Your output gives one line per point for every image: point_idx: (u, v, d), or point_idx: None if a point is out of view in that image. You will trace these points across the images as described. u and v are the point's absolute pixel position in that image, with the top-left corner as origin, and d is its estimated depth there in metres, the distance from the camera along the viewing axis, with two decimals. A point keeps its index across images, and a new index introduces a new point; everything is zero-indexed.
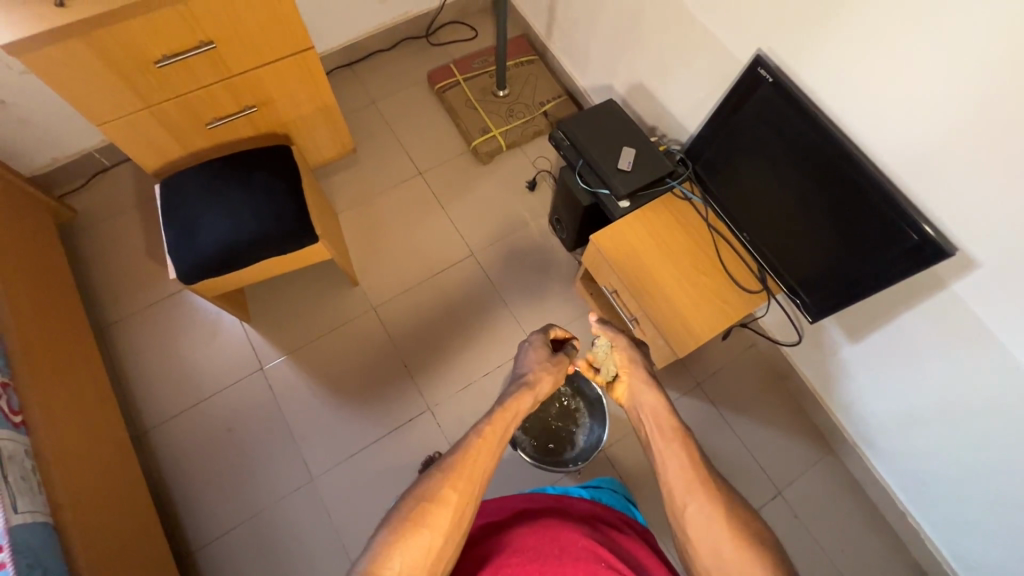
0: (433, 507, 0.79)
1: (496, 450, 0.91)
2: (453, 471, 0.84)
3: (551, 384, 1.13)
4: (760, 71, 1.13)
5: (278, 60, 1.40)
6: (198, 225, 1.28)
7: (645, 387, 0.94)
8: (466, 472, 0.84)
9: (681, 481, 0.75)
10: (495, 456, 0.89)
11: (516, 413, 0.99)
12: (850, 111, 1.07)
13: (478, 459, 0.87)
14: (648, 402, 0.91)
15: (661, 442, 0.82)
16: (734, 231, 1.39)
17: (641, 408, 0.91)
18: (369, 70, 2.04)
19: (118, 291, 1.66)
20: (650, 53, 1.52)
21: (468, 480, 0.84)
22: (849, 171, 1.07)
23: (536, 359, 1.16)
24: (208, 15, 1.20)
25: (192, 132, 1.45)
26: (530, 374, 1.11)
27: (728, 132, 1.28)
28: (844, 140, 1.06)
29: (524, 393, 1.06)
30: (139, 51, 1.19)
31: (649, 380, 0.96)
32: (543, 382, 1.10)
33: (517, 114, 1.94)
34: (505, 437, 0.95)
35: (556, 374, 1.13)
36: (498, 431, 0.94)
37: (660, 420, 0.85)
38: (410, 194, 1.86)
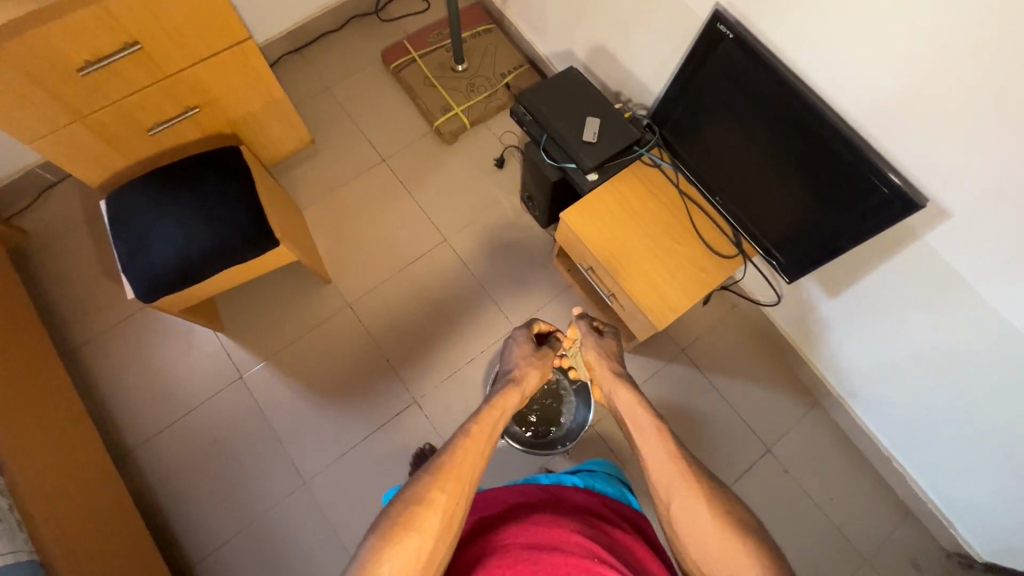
0: (421, 510, 0.78)
1: (484, 450, 0.91)
2: (442, 472, 0.84)
3: (539, 378, 1.17)
4: (720, 28, 1.08)
5: (214, 55, 1.31)
6: (151, 240, 1.22)
7: (616, 382, 1.07)
8: (455, 472, 0.84)
9: (662, 476, 0.82)
10: (482, 457, 0.89)
11: (502, 412, 1.01)
12: (815, 60, 1.03)
13: (466, 459, 0.87)
14: (625, 399, 1.02)
15: (644, 439, 0.90)
16: (707, 196, 1.34)
17: (618, 408, 1.02)
18: (319, 53, 1.93)
19: (82, 312, 1.61)
20: (609, 14, 1.45)
21: (458, 480, 0.83)
22: (816, 125, 1.03)
23: (520, 354, 1.20)
24: (128, 14, 1.11)
25: (134, 141, 1.37)
26: (516, 372, 1.15)
27: (691, 94, 1.23)
28: (811, 93, 1.02)
29: (512, 389, 1.09)
30: (58, 59, 1.11)
31: (619, 376, 1.09)
32: (528, 377, 1.14)
33: (478, 89, 1.86)
34: (494, 436, 0.95)
35: (542, 368, 1.18)
36: (484, 431, 0.94)
37: (640, 419, 0.94)
38: (376, 181, 1.80)
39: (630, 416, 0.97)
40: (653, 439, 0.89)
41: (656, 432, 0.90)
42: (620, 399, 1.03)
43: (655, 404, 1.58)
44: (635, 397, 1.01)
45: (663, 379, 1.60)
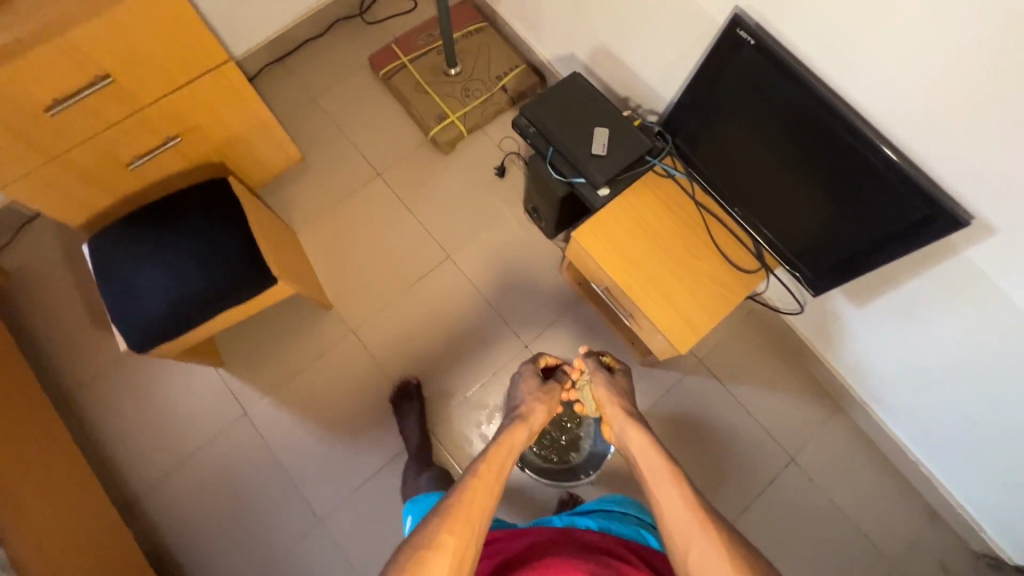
0: (430, 556, 0.72)
1: (496, 488, 0.84)
2: (451, 513, 0.78)
3: (546, 414, 1.11)
4: (740, 33, 1.00)
5: (192, 80, 1.22)
6: (140, 289, 1.15)
7: (627, 423, 1.03)
8: (464, 513, 0.78)
9: (681, 527, 0.78)
10: (494, 496, 0.83)
11: (512, 448, 0.95)
12: (845, 67, 0.96)
13: (475, 499, 0.80)
14: (637, 441, 0.97)
15: (659, 485, 0.85)
16: (725, 207, 1.27)
17: (631, 451, 0.98)
18: (303, 62, 1.83)
19: (74, 354, 1.54)
20: (612, 14, 1.36)
21: (467, 522, 0.77)
22: (847, 138, 0.97)
23: (528, 390, 1.16)
24: (95, 45, 1.02)
25: (114, 177, 1.28)
26: (523, 407, 1.10)
27: (706, 101, 1.16)
28: (840, 103, 0.96)
29: (520, 424, 1.03)
30: (24, 101, 1.02)
31: (630, 416, 1.05)
32: (536, 412, 1.08)
33: (474, 94, 1.77)
34: (504, 472, 0.89)
35: (549, 404, 1.13)
36: (494, 468, 0.88)
37: (655, 464, 0.90)
38: (372, 198, 1.72)
39: (645, 460, 0.92)
40: (670, 486, 0.84)
41: (674, 479, 0.86)
42: (632, 440, 0.99)
43: (674, 418, 1.54)
44: (647, 438, 0.97)
45: (681, 392, 1.56)
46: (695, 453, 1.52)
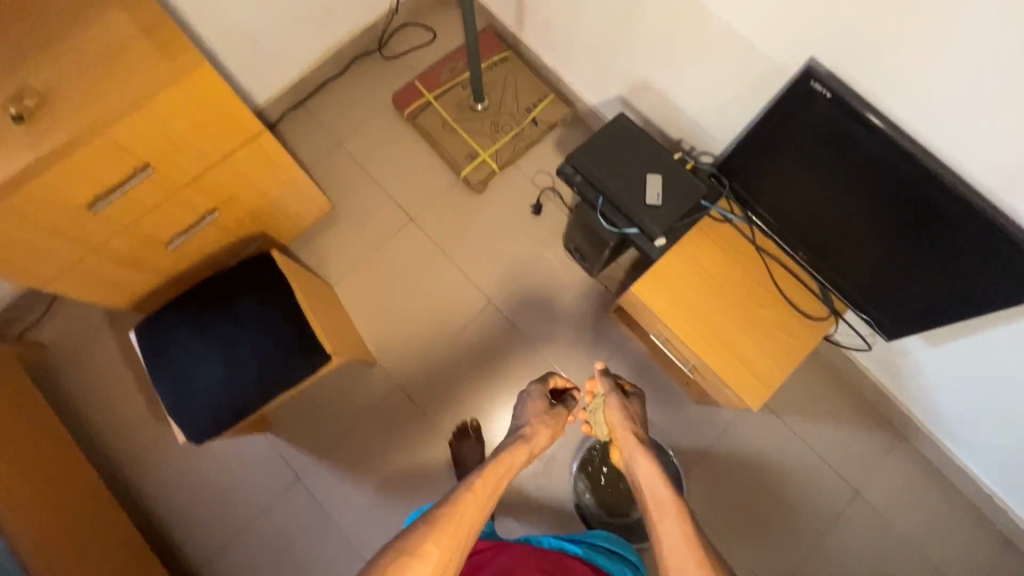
0: (411, 562, 0.71)
1: (486, 504, 0.83)
2: (440, 521, 0.76)
3: (549, 437, 1.10)
4: (815, 86, 0.94)
5: (230, 154, 1.17)
6: (192, 381, 1.11)
7: (637, 451, 1.02)
8: (453, 523, 0.77)
9: (680, 562, 0.76)
10: (485, 511, 0.82)
11: (509, 467, 0.94)
12: (935, 122, 0.91)
13: (468, 510, 0.79)
14: (647, 471, 0.95)
15: (662, 517, 0.84)
16: (789, 251, 1.23)
17: (637, 480, 0.96)
18: (324, 105, 1.77)
19: (119, 428, 1.51)
20: (656, 49, 1.30)
21: (454, 535, 0.76)
22: (935, 192, 0.92)
23: (534, 412, 1.14)
24: (135, 137, 0.98)
25: (153, 257, 1.24)
26: (527, 427, 1.09)
27: (770, 150, 1.10)
28: (929, 159, 0.91)
29: (520, 445, 1.03)
30: (67, 201, 0.98)
31: (641, 444, 1.03)
32: (539, 435, 1.08)
33: (503, 128, 1.71)
34: (498, 491, 0.88)
35: (554, 427, 1.12)
36: (488, 486, 0.87)
37: (662, 495, 0.88)
38: (407, 245, 1.67)
39: (651, 489, 0.91)
40: (670, 518, 0.83)
41: (676, 510, 0.85)
42: (641, 469, 0.97)
43: (733, 458, 1.51)
44: (658, 472, 0.95)
45: (739, 430, 1.53)
46: (757, 492, 1.49)
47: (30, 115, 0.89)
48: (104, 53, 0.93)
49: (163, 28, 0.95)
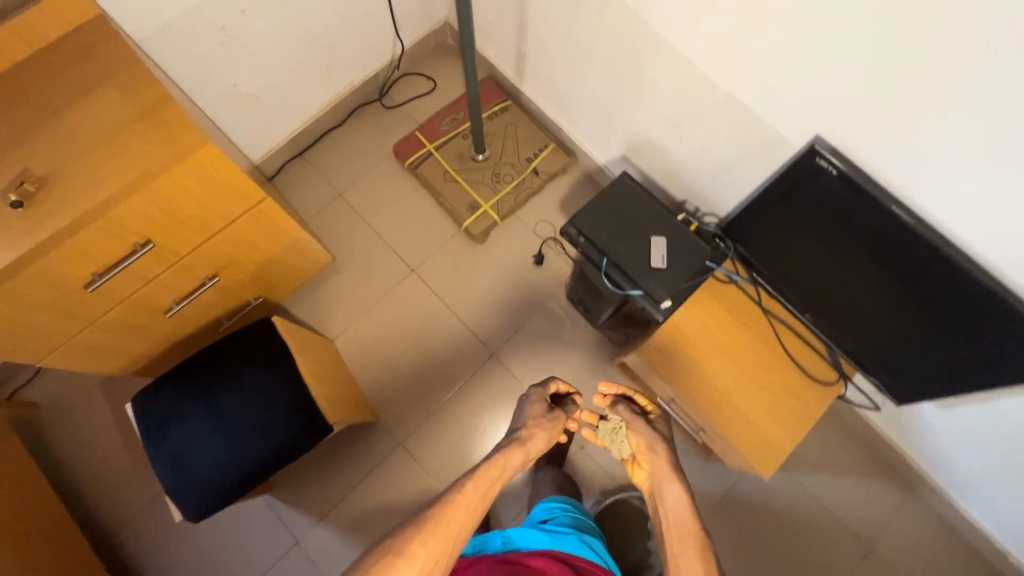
0: (399, 563, 0.74)
1: (477, 512, 0.84)
2: (429, 526, 0.78)
3: (545, 443, 1.05)
4: (820, 162, 0.96)
5: (232, 223, 1.16)
6: (190, 456, 1.08)
7: (668, 476, 0.98)
8: (442, 529, 0.79)
9: None
10: (472, 519, 0.83)
11: (501, 472, 0.93)
12: (936, 201, 0.91)
13: (456, 517, 0.81)
14: (675, 500, 0.94)
15: (682, 548, 0.85)
16: (795, 313, 1.22)
17: (664, 504, 0.95)
18: (324, 155, 1.77)
19: (112, 490, 1.47)
20: (657, 110, 1.30)
21: (443, 537, 0.78)
22: (942, 269, 0.91)
23: (532, 413, 1.08)
24: (135, 215, 0.97)
25: (151, 324, 1.22)
26: (524, 429, 1.04)
27: (775, 217, 1.10)
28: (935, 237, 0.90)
29: (514, 449, 0.99)
30: (65, 281, 0.97)
31: (671, 468, 1.00)
32: (534, 438, 1.03)
33: (504, 179, 1.71)
34: (489, 496, 0.88)
35: (551, 432, 1.06)
36: (479, 491, 0.87)
37: (683, 525, 0.89)
38: (408, 296, 1.66)
39: (676, 518, 0.90)
40: (692, 551, 0.84)
41: (696, 543, 0.85)
42: (668, 495, 0.95)
43: (742, 515, 1.48)
44: (685, 502, 0.93)
45: (747, 486, 1.51)
46: (767, 551, 1.46)
47: (29, 199, 0.88)
48: (106, 136, 0.92)
49: (168, 110, 0.95)
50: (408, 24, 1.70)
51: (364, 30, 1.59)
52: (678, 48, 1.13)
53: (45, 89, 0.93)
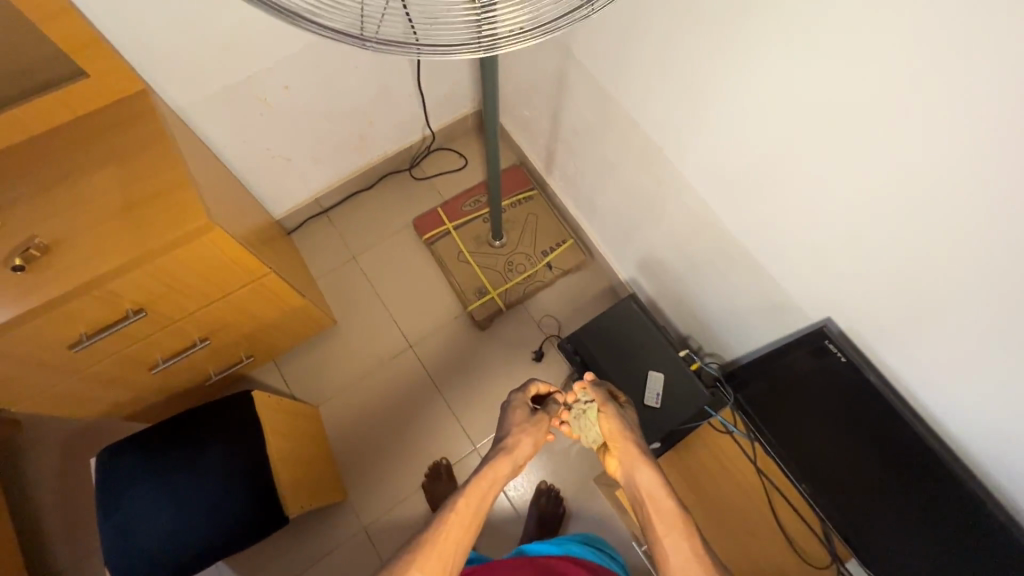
0: None
1: (468, 533, 0.71)
2: (419, 552, 0.67)
3: (535, 448, 0.86)
4: (827, 345, 0.96)
5: (231, 293, 1.16)
6: (141, 529, 1.06)
7: (638, 459, 0.81)
8: (433, 553, 0.67)
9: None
10: (469, 536, 0.71)
11: (495, 482, 0.77)
12: (951, 411, 0.87)
13: (450, 535, 0.69)
14: (650, 486, 0.77)
15: (671, 540, 0.71)
16: (791, 479, 1.14)
17: (637, 491, 0.78)
18: (346, 216, 1.79)
19: (69, 526, 1.44)
20: (674, 239, 1.28)
21: (439, 560, 0.67)
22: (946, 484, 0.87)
23: (515, 421, 0.87)
24: (131, 288, 0.98)
25: (136, 377, 1.21)
26: (508, 437, 0.84)
27: (779, 384, 1.10)
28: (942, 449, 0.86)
29: (503, 459, 0.80)
30: (52, 340, 0.98)
31: (643, 449, 0.83)
32: (522, 446, 0.83)
33: (517, 268, 1.70)
34: (484, 511, 0.74)
35: (540, 435, 0.87)
36: (470, 509, 0.72)
37: (665, 512, 0.73)
38: (400, 372, 1.63)
39: (654, 506, 0.75)
40: (683, 541, 0.71)
41: (684, 531, 0.71)
42: (642, 481, 0.78)
43: None
44: (665, 489, 0.76)
45: None
46: None
47: (31, 263, 0.90)
48: (118, 210, 0.94)
49: (183, 193, 0.96)
50: (448, 105, 1.74)
51: (402, 109, 1.63)
52: (700, 192, 1.11)
53: (78, 156, 0.97)
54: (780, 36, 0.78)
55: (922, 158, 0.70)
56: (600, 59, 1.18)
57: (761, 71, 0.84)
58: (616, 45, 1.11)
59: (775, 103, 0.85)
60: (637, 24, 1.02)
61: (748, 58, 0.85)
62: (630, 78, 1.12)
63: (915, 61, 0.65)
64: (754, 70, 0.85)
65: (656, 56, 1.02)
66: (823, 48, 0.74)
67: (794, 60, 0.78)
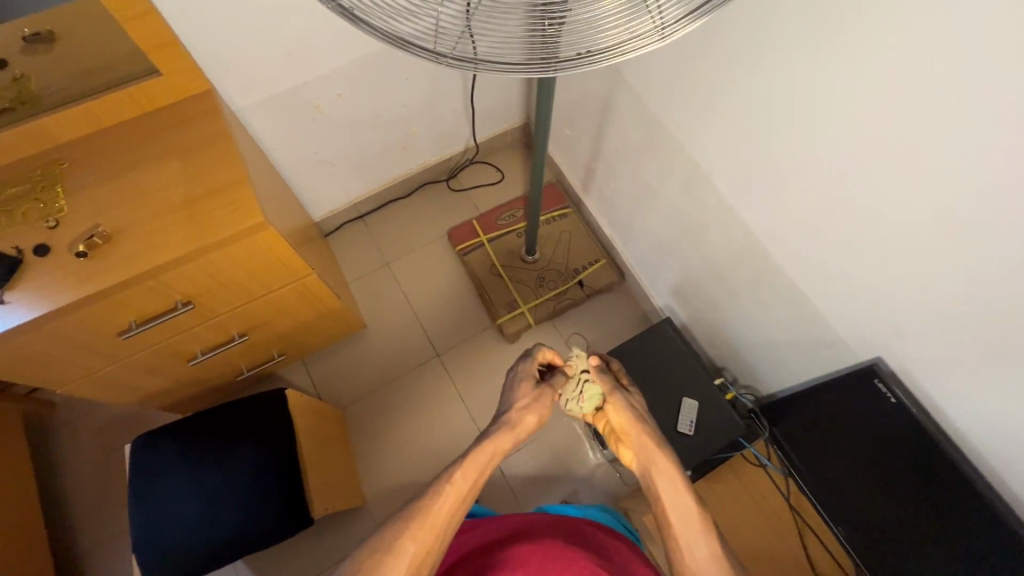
0: (388, 561, 0.64)
1: (464, 503, 0.71)
2: (416, 517, 0.67)
3: (537, 423, 0.85)
4: (877, 384, 0.93)
5: (274, 292, 1.18)
6: (170, 518, 1.07)
7: (652, 448, 0.79)
8: (431, 519, 0.67)
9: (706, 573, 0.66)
10: (463, 506, 0.71)
11: (492, 455, 0.77)
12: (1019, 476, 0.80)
13: (445, 503, 0.70)
14: (666, 476, 0.75)
15: (683, 527, 0.69)
16: (827, 520, 1.11)
17: (652, 482, 0.76)
18: (382, 222, 1.82)
19: (95, 509, 1.46)
20: (713, 265, 1.27)
21: (433, 528, 0.67)
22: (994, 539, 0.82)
23: (520, 395, 0.86)
24: (183, 281, 1.01)
25: (174, 368, 1.24)
26: (510, 411, 0.83)
27: (819, 419, 1.07)
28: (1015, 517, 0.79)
29: (503, 434, 0.79)
30: (104, 327, 1.00)
31: (657, 438, 0.81)
32: (525, 421, 0.82)
33: (548, 284, 1.71)
34: (479, 483, 0.74)
35: (543, 411, 0.86)
36: (465, 479, 0.73)
37: (681, 502, 0.72)
38: (427, 380, 1.64)
39: (671, 497, 0.72)
40: (699, 537, 0.68)
41: (702, 527, 0.69)
42: (659, 471, 0.76)
43: None
44: (681, 479, 0.74)
45: None
46: None
47: (94, 250, 0.93)
48: (178, 205, 0.97)
49: (239, 192, 0.99)
50: (490, 120, 1.77)
51: (447, 121, 1.66)
52: (746, 221, 1.10)
53: (145, 150, 1.00)
54: (844, 71, 0.78)
55: (990, 207, 0.69)
56: (650, 83, 1.19)
57: (821, 107, 0.84)
58: (669, 71, 1.12)
59: (835, 139, 0.84)
60: (694, 51, 1.03)
61: (809, 94, 0.84)
62: (681, 105, 1.13)
63: (991, 112, 0.64)
64: (813, 105, 0.85)
65: (709, 84, 1.03)
66: (893, 89, 0.73)
67: (859, 96, 0.78)
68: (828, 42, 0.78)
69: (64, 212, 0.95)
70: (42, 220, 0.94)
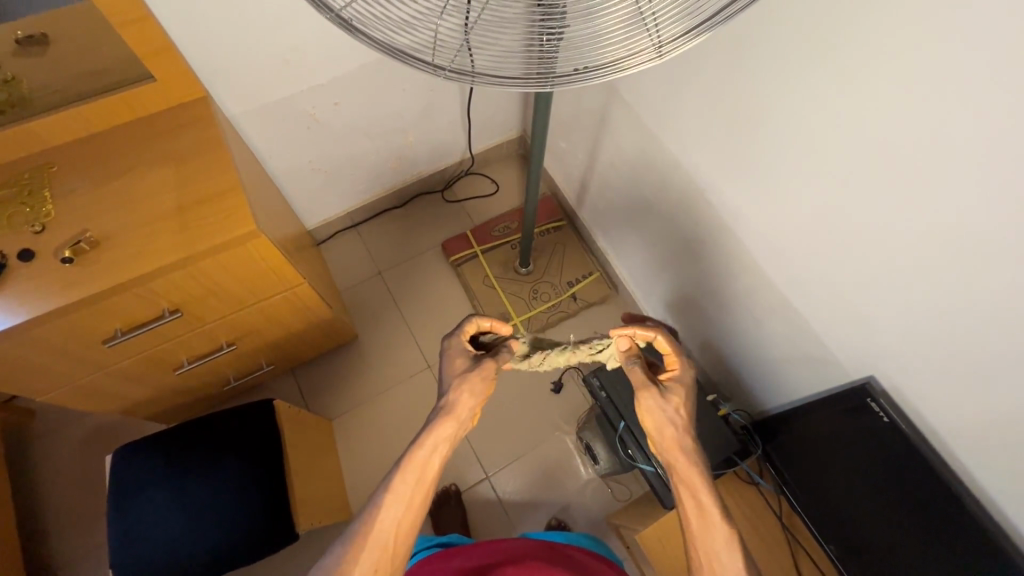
0: None
1: (408, 518, 0.71)
2: (361, 537, 0.68)
3: (478, 401, 0.80)
4: (870, 403, 0.93)
5: (266, 300, 1.17)
6: (150, 530, 1.04)
7: (679, 451, 0.80)
8: (376, 538, 0.69)
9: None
10: (411, 517, 0.71)
11: (430, 453, 0.74)
12: (1015, 499, 0.79)
13: (390, 522, 0.70)
14: (692, 480, 0.77)
15: (706, 533, 0.74)
16: (818, 538, 1.11)
17: (677, 485, 0.79)
18: (376, 231, 1.81)
19: (75, 518, 1.42)
20: (706, 280, 1.28)
21: (379, 546, 0.69)
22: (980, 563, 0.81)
23: (454, 371, 0.82)
24: (169, 290, 0.99)
25: (161, 376, 1.21)
26: (446, 395, 0.79)
27: (811, 437, 1.08)
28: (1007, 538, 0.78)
29: (440, 423, 0.77)
30: (87, 334, 0.98)
31: (685, 438, 0.81)
32: (461, 403, 0.78)
33: (542, 296, 1.71)
34: (422, 487, 0.73)
35: (482, 388, 0.81)
36: (408, 487, 0.72)
37: (705, 507, 0.75)
38: (417, 391, 1.62)
39: (695, 503, 0.76)
40: (723, 551, 0.72)
41: (725, 537, 0.73)
42: (684, 474, 0.78)
43: None
44: (704, 482, 0.77)
45: None
46: None
47: (80, 255, 0.91)
48: (169, 212, 0.95)
49: (232, 199, 0.97)
50: (486, 132, 1.77)
51: (443, 132, 1.66)
52: (739, 237, 1.11)
53: (137, 154, 0.99)
54: (839, 91, 0.78)
55: (983, 226, 0.69)
56: (645, 100, 1.21)
57: (814, 125, 0.85)
58: (665, 89, 1.13)
59: (828, 158, 0.85)
60: (689, 70, 1.04)
61: (804, 112, 0.85)
62: (676, 121, 1.14)
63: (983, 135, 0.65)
64: (806, 124, 0.86)
65: (704, 101, 1.04)
66: (886, 110, 0.74)
67: (854, 114, 0.78)
68: (823, 63, 0.78)
69: (51, 217, 0.93)
70: (28, 224, 0.92)
